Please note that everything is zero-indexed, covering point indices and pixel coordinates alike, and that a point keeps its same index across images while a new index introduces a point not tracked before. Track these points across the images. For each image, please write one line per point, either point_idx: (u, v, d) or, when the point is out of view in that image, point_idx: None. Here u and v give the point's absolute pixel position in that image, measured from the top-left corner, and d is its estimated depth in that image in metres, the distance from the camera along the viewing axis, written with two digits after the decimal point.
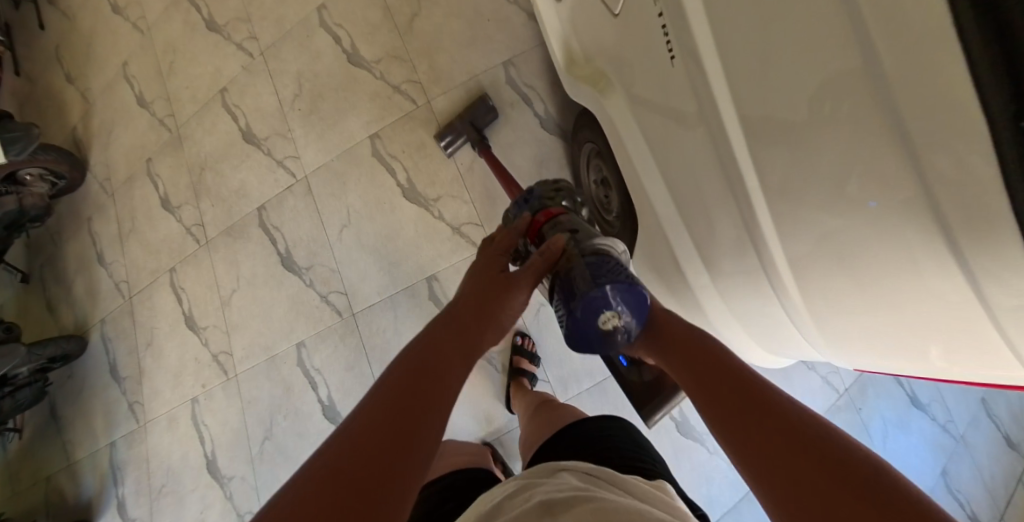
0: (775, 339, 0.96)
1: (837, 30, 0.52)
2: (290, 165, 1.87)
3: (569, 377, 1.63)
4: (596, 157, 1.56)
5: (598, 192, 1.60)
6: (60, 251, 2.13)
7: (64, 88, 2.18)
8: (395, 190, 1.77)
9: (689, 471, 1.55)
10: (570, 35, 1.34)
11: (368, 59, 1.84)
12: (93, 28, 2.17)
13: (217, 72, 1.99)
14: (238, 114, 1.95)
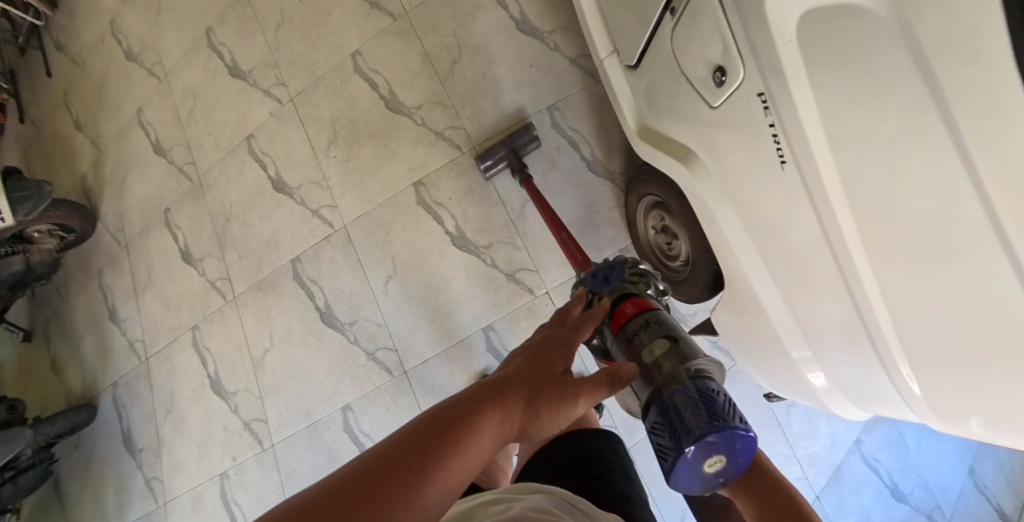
0: (847, 387, 1.00)
1: (954, 182, 0.56)
2: (327, 214, 1.73)
3: (635, 424, 1.62)
4: (659, 205, 1.47)
5: (664, 241, 1.53)
6: (66, 308, 1.96)
7: (73, 134, 2.00)
8: (443, 238, 1.68)
9: None
10: (646, 98, 1.25)
11: (407, 105, 1.69)
12: (102, 66, 1.99)
13: (241, 117, 1.78)
14: (267, 161, 1.76)
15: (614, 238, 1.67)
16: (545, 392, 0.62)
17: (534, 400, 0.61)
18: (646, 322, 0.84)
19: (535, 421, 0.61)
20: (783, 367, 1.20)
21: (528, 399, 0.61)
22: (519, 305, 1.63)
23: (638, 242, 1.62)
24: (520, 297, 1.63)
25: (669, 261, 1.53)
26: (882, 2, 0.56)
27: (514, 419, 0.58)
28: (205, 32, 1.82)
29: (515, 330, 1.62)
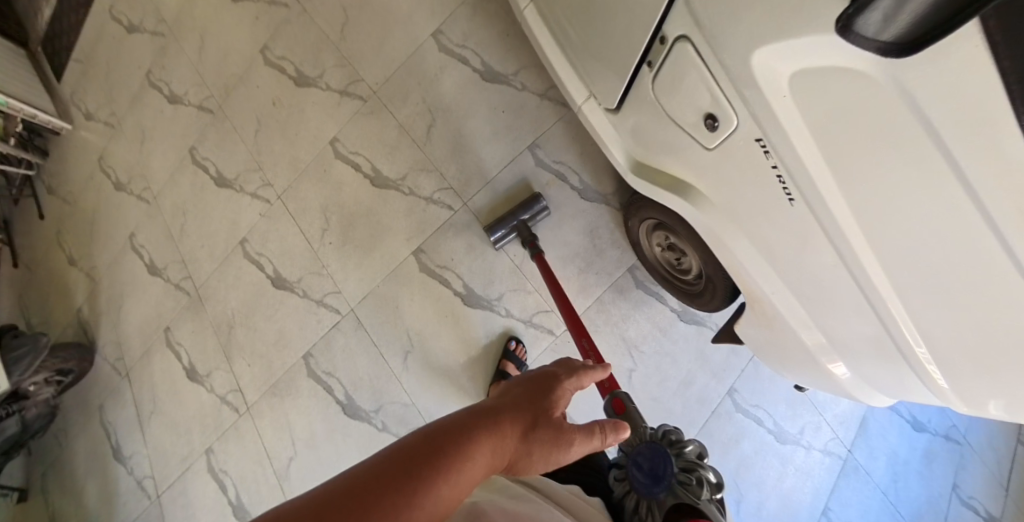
0: (873, 378, 1.05)
1: (965, 222, 0.58)
2: (333, 302, 1.66)
3: None
4: (656, 227, 1.45)
5: (666, 258, 1.53)
6: (65, 456, 1.82)
7: (64, 269, 1.92)
8: (454, 299, 1.62)
9: (794, 474, 1.59)
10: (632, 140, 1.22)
11: (392, 177, 1.61)
12: (78, 193, 1.93)
13: (233, 222, 1.69)
14: (263, 261, 1.67)
15: (621, 259, 1.66)
16: (540, 429, 0.66)
17: (529, 433, 0.65)
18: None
19: (527, 454, 0.64)
20: (805, 362, 1.22)
21: (525, 432, 0.64)
22: (544, 349, 1.59)
23: (644, 259, 1.60)
24: (541, 340, 1.59)
25: (682, 275, 1.51)
26: (873, 65, 0.57)
27: (508, 446, 0.61)
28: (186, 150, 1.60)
29: None
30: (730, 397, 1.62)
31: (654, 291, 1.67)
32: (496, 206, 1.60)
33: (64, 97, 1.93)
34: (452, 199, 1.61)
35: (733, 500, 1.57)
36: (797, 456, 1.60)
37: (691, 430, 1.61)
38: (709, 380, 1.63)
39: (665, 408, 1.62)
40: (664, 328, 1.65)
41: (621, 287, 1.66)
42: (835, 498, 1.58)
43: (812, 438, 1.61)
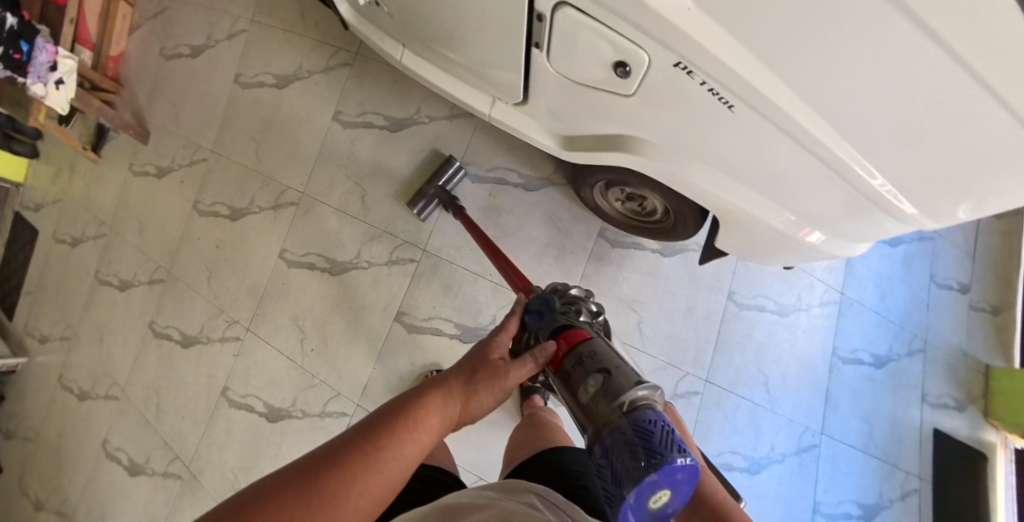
0: (846, 231, 1.05)
1: (907, 41, 0.60)
2: (337, 406, 1.54)
3: (697, 354, 1.62)
4: (608, 185, 1.41)
5: (628, 210, 1.50)
6: None
7: (40, 516, 1.71)
8: (452, 342, 1.56)
9: (805, 335, 1.67)
10: (553, 118, 1.21)
11: (347, 258, 1.62)
12: (37, 427, 1.78)
13: (211, 376, 1.58)
14: (253, 401, 1.55)
15: (587, 229, 1.64)
16: (479, 373, 0.74)
17: (471, 380, 0.73)
18: (583, 357, 0.78)
19: (476, 397, 0.72)
20: (786, 248, 1.20)
21: (466, 380, 0.73)
22: None
23: (609, 215, 1.57)
24: None
25: (649, 216, 1.48)
26: None
27: (456, 395, 0.70)
28: (149, 328, 1.65)
29: None
30: (731, 300, 1.66)
31: (630, 241, 1.65)
32: (454, 237, 1.60)
33: (16, 330, 1.87)
34: (411, 252, 1.61)
35: (763, 384, 1.62)
36: (802, 318, 1.68)
37: (709, 345, 1.63)
38: (709, 295, 1.65)
39: (681, 340, 1.62)
40: (650, 271, 1.64)
41: (599, 254, 1.63)
42: (840, 337, 1.69)
43: (808, 299, 1.69)
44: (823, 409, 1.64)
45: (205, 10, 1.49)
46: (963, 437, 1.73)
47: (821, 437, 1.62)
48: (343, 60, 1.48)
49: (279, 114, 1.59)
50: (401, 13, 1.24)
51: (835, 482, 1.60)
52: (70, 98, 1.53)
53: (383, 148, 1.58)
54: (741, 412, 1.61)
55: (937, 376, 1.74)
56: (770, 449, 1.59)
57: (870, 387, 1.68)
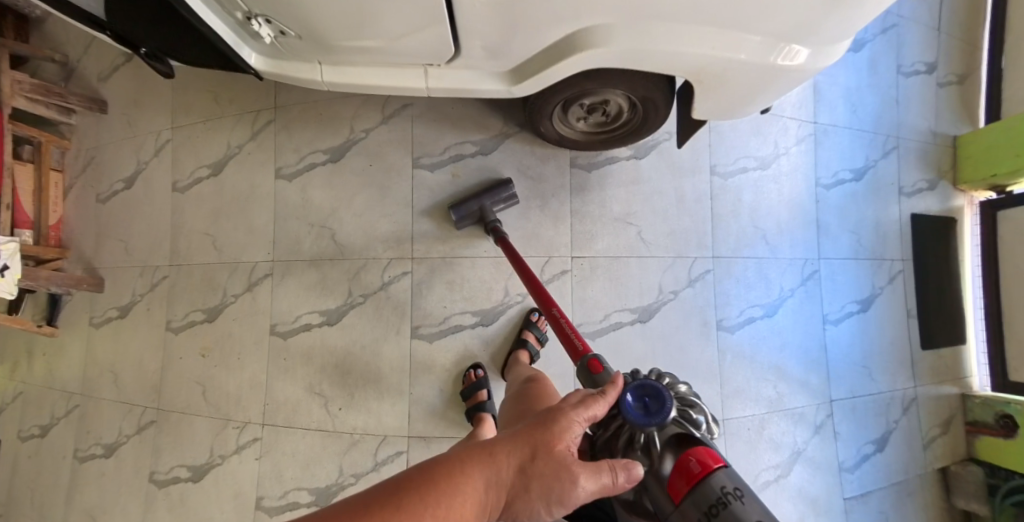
0: (822, 36, 0.85)
1: None
2: (386, 451, 1.35)
3: (690, 237, 1.27)
4: (568, 106, 1.09)
5: (595, 129, 1.17)
6: None
7: None
8: (478, 334, 1.37)
9: (790, 176, 1.33)
10: (493, 55, 0.99)
11: (337, 304, 1.41)
12: None
13: (238, 494, 1.39)
14: (297, 495, 1.36)
15: (558, 165, 1.28)
16: (538, 462, 0.53)
17: (526, 469, 0.53)
18: (731, 494, 0.52)
19: (525, 496, 0.52)
20: (764, 89, 0.96)
21: (521, 467, 0.53)
22: (600, 284, 1.25)
23: (567, 144, 1.22)
24: (590, 281, 1.25)
25: (608, 122, 1.15)
26: None
27: (500, 484, 0.51)
28: (151, 482, 1.46)
29: (614, 288, 1.25)
30: (714, 174, 1.29)
31: (603, 157, 1.29)
32: (437, 231, 1.36)
33: None
34: (402, 264, 1.38)
35: (759, 236, 1.29)
36: (782, 160, 1.33)
37: (704, 230, 1.27)
38: (693, 177, 1.29)
39: (683, 233, 1.27)
40: (631, 179, 1.28)
41: (581, 187, 1.26)
42: (820, 165, 1.35)
43: (783, 140, 1.33)
44: (817, 237, 1.32)
45: (129, 142, 1.51)
46: (942, 214, 1.42)
47: (821, 262, 1.31)
48: (267, 119, 1.40)
49: (228, 197, 1.44)
50: (310, 34, 0.98)
51: (841, 291, 1.32)
52: (18, 279, 1.41)
53: (333, 184, 1.38)
54: (748, 271, 1.28)
55: (917, 163, 1.41)
56: (777, 291, 1.29)
57: (859, 193, 1.36)
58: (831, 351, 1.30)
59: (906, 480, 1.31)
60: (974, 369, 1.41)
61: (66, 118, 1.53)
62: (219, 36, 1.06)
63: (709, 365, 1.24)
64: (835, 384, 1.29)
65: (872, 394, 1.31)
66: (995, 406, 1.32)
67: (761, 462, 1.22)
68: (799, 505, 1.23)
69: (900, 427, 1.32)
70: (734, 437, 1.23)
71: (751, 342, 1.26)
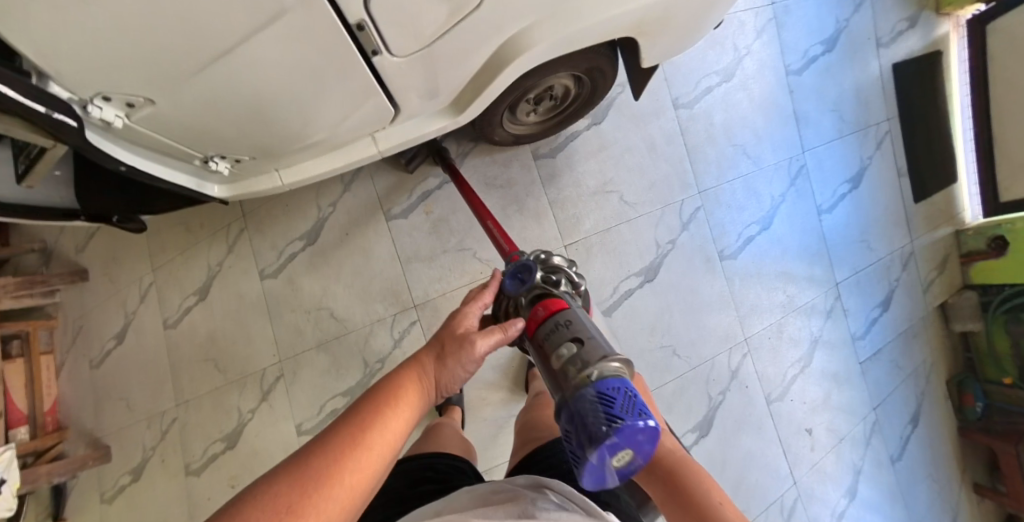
0: None
1: None
2: None
3: (665, 183, 1.39)
4: (514, 107, 1.22)
5: (548, 114, 1.30)
6: None
7: None
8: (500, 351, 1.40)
9: (758, 71, 1.47)
10: (430, 95, 1.08)
11: (355, 378, 1.40)
12: None
13: None
14: None
15: (522, 164, 1.39)
16: (447, 346, 0.68)
17: (443, 355, 0.67)
18: (561, 324, 0.68)
19: (451, 366, 0.67)
20: (701, 18, 1.07)
21: (439, 357, 0.67)
22: (602, 263, 1.36)
23: (525, 139, 1.35)
24: (591, 262, 1.36)
25: (560, 102, 1.27)
26: None
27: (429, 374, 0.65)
28: None
29: (609, 260, 1.36)
30: (678, 110, 1.41)
31: (562, 138, 1.40)
32: (430, 271, 1.41)
33: None
34: (407, 315, 1.41)
35: (740, 153, 1.44)
36: (747, 59, 1.46)
37: (686, 164, 1.40)
38: (659, 122, 1.40)
39: (663, 180, 1.39)
40: (597, 147, 1.39)
41: (551, 174, 1.38)
42: (785, 54, 1.50)
43: (744, 41, 1.46)
44: (798, 132, 1.49)
45: (114, 300, 1.51)
46: (924, 51, 1.66)
47: (806, 155, 1.49)
48: (239, 229, 1.44)
49: (220, 316, 1.44)
50: (265, 151, 1.06)
51: (828, 179, 1.52)
52: (17, 489, 1.31)
53: (319, 266, 1.42)
54: (738, 192, 1.43)
55: (893, 7, 1.62)
56: (769, 201, 1.45)
57: (832, 64, 1.55)
58: (829, 234, 1.50)
59: (912, 324, 1.59)
60: (964, 202, 1.69)
61: (52, 299, 1.50)
62: (186, 187, 1.09)
63: (722, 293, 1.39)
64: (838, 263, 1.50)
65: (872, 262, 1.55)
66: (987, 233, 1.60)
67: (786, 360, 1.43)
68: (825, 384, 1.46)
69: (901, 281, 1.58)
70: (758, 349, 1.41)
71: (757, 257, 1.42)
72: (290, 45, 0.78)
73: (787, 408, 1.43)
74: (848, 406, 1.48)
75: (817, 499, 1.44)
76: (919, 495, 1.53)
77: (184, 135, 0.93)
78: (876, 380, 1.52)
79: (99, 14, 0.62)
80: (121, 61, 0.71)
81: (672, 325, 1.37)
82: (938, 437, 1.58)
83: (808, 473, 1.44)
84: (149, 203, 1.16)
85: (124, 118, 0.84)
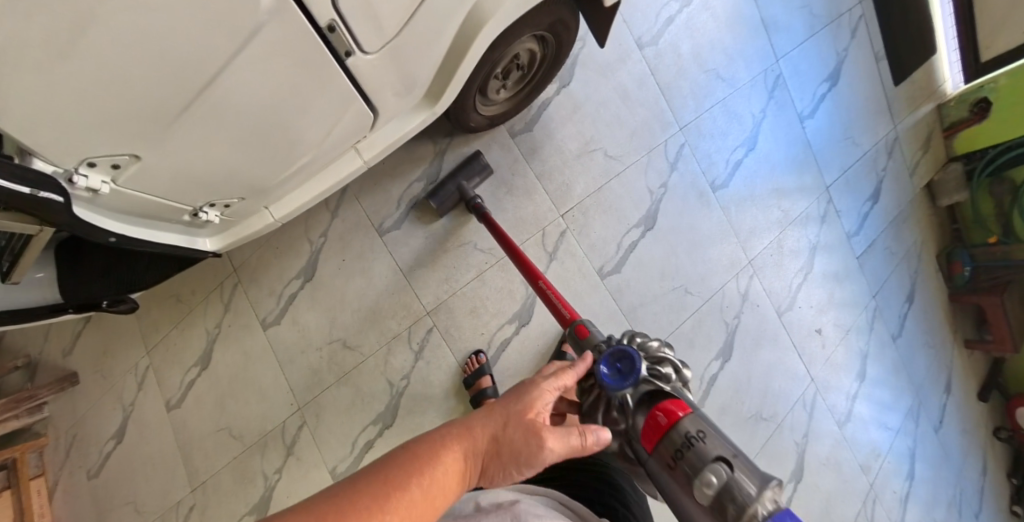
0: None
1: None
2: None
3: (646, 128, 1.40)
4: (485, 87, 1.17)
5: (518, 86, 1.25)
6: None
7: None
8: (524, 336, 1.37)
9: None
10: (406, 90, 1.00)
11: (381, 405, 1.32)
12: None
13: None
14: None
15: (501, 145, 1.35)
16: (512, 429, 0.53)
17: (501, 437, 0.53)
18: (693, 438, 0.59)
19: (503, 457, 0.52)
20: None
21: (496, 435, 0.53)
22: (602, 220, 1.37)
23: (499, 119, 1.30)
24: (594, 221, 1.36)
25: (529, 74, 1.23)
26: None
27: (477, 453, 0.51)
28: None
29: (610, 218, 1.37)
30: (642, 50, 1.41)
31: (534, 109, 1.36)
32: (435, 274, 1.35)
33: None
34: (422, 325, 1.34)
35: (714, 77, 1.47)
36: None
37: (662, 102, 1.42)
38: (626, 69, 1.40)
39: (643, 125, 1.40)
40: (571, 108, 1.37)
41: (533, 146, 1.35)
42: None
43: None
44: (769, 43, 1.54)
45: (106, 395, 1.39)
46: None
47: (779, 64, 1.55)
48: (233, 284, 1.35)
49: (226, 382, 1.33)
50: (255, 189, 1.02)
51: (802, 85, 1.59)
52: None
53: (320, 300, 1.33)
54: (719, 119, 1.47)
55: None
56: (751, 120, 1.51)
57: None
58: (812, 139, 1.60)
59: (901, 210, 1.76)
60: (945, 76, 1.85)
61: (41, 415, 1.40)
62: (176, 245, 1.06)
63: (722, 223, 1.46)
64: (824, 164, 1.62)
65: (858, 156, 1.68)
66: (969, 100, 1.77)
67: (791, 271, 1.54)
68: (829, 284, 1.60)
69: (889, 168, 1.73)
70: (763, 268, 1.50)
71: (746, 180, 1.49)
72: (264, 67, 0.73)
73: (797, 315, 1.54)
74: (851, 298, 1.64)
75: (834, 388, 1.59)
76: (918, 362, 1.76)
77: (172, 188, 0.90)
78: (875, 269, 1.69)
79: (75, 65, 0.59)
80: (104, 118, 0.68)
81: (680, 267, 1.41)
82: (932, 302, 1.81)
83: (824, 367, 1.58)
84: (134, 272, 1.13)
85: (112, 184, 0.82)
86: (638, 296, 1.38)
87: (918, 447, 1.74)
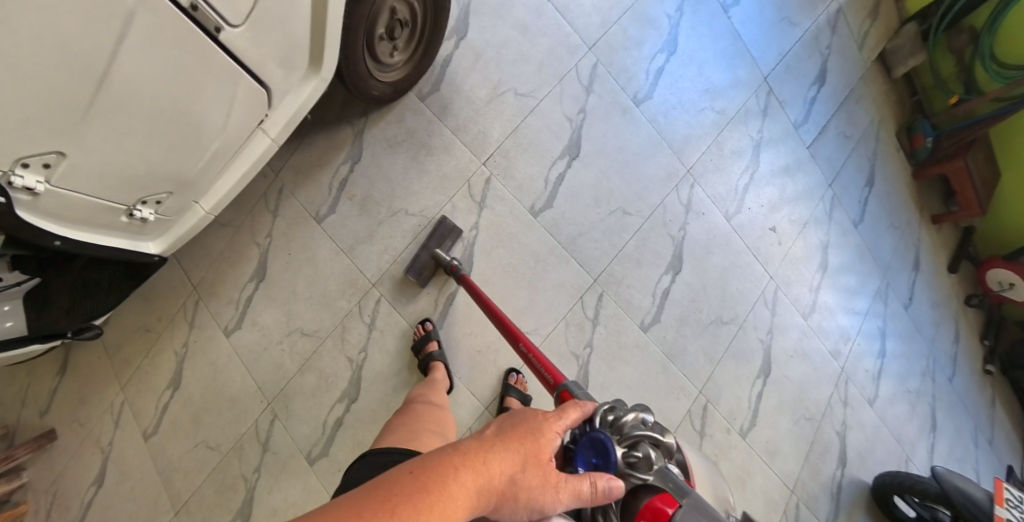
0: None
1: None
2: None
3: (553, 55, 1.38)
4: (373, 48, 1.14)
5: (410, 46, 1.23)
6: None
7: None
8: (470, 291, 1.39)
9: None
10: (292, 63, 0.99)
11: (344, 385, 1.34)
12: None
13: None
14: None
15: (413, 111, 1.34)
16: (528, 474, 0.48)
17: (516, 475, 0.48)
18: None
19: (514, 504, 0.47)
20: None
21: (511, 472, 0.48)
22: (525, 159, 1.36)
23: (404, 85, 1.27)
24: (517, 163, 1.36)
25: (419, 29, 1.21)
26: None
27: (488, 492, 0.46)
28: None
29: (534, 157, 1.37)
30: None
31: (439, 68, 1.34)
32: (376, 249, 1.35)
33: None
34: (371, 298, 1.36)
35: None
36: None
37: (565, 25, 1.39)
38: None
39: (550, 53, 1.38)
40: (473, 57, 1.35)
41: (443, 101, 1.34)
42: None
43: None
44: None
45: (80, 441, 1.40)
46: None
47: None
48: (195, 303, 1.37)
49: (194, 396, 1.35)
50: (181, 182, 1.02)
51: None
52: None
53: (267, 293, 1.35)
54: (630, 29, 1.44)
55: None
56: (667, 25, 1.48)
57: None
58: (740, 29, 1.58)
59: (852, 89, 1.80)
60: None
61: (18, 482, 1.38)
62: (124, 249, 1.05)
63: (649, 135, 1.45)
64: (756, 55, 1.60)
65: (797, 40, 1.67)
66: None
67: (734, 172, 1.54)
68: (777, 180, 1.61)
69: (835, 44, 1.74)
70: (704, 175, 1.50)
71: (669, 88, 1.47)
72: (151, 45, 0.73)
73: (747, 215, 1.56)
74: (799, 193, 1.66)
75: (795, 283, 1.63)
76: (884, 242, 1.81)
77: (106, 187, 0.90)
78: (828, 156, 1.73)
79: None
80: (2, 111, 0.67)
81: (614, 189, 1.41)
82: (890, 178, 1.86)
83: (781, 261, 1.60)
84: (98, 301, 1.15)
85: (46, 183, 0.81)
86: (574, 226, 1.38)
87: (888, 325, 1.78)
